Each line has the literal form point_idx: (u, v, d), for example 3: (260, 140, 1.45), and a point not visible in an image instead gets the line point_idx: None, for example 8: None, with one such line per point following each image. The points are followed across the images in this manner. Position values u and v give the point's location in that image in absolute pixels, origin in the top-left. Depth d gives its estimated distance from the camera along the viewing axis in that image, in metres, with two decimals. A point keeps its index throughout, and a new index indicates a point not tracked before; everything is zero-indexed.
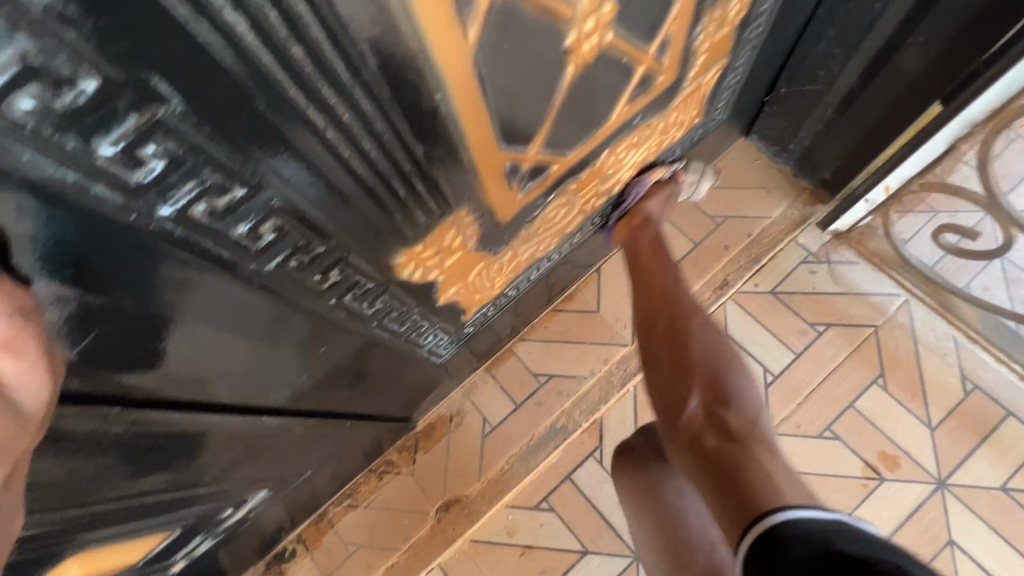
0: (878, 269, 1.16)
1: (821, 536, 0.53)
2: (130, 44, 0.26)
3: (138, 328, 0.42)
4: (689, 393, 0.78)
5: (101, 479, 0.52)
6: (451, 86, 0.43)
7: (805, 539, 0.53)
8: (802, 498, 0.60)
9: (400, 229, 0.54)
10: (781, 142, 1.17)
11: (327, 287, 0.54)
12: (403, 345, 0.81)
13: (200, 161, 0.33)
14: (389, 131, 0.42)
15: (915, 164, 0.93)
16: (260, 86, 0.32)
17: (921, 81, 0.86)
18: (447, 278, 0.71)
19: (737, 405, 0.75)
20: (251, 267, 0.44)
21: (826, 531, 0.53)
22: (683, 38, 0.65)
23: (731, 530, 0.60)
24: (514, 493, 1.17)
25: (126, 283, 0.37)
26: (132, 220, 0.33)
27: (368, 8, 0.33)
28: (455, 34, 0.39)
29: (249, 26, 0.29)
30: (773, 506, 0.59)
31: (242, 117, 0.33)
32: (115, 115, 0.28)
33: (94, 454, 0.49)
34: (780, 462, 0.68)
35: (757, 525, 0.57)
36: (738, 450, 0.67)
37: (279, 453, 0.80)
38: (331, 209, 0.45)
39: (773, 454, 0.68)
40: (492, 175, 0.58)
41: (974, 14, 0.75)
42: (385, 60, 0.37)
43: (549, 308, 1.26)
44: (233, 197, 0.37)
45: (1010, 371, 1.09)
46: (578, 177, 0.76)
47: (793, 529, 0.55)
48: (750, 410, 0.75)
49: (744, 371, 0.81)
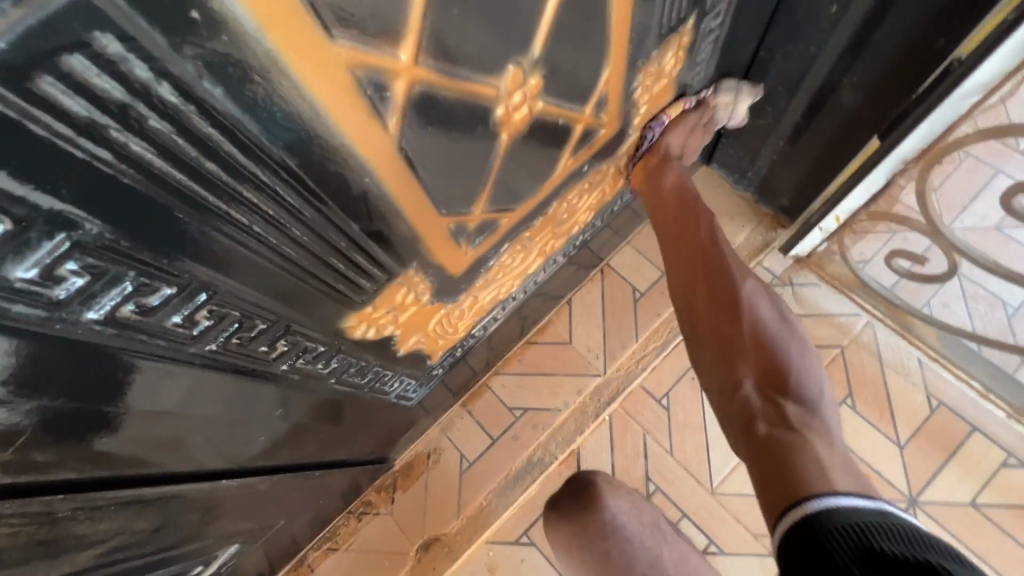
0: (840, 292, 1.19)
1: (864, 529, 0.54)
2: (37, 184, 0.28)
3: (76, 421, 0.43)
4: (740, 374, 0.77)
5: (50, 563, 0.51)
6: (378, 170, 0.45)
7: (848, 531, 0.55)
8: (852, 485, 0.61)
9: (346, 296, 0.56)
10: (740, 171, 1.20)
11: (276, 356, 0.56)
12: (367, 394, 0.82)
13: (123, 269, 0.35)
14: (318, 215, 0.44)
15: (859, 196, 0.97)
16: (176, 197, 0.34)
17: (858, 117, 0.89)
18: (404, 331, 0.73)
19: (793, 387, 0.74)
20: (192, 350, 0.45)
21: (870, 526, 0.54)
22: (620, 94, 0.68)
23: (772, 510, 0.63)
24: (493, 530, 1.17)
25: (58, 382, 0.38)
26: (58, 328, 0.35)
27: (278, 117, 0.36)
28: (374, 126, 0.41)
29: (155, 151, 0.31)
30: (816, 493, 0.60)
31: (163, 226, 0.35)
32: (30, 244, 0.30)
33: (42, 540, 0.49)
34: (837, 450, 0.67)
35: (792, 516, 0.60)
36: (795, 439, 0.67)
37: (247, 509, 0.80)
38: (269, 288, 0.47)
39: (826, 436, 0.69)
40: (437, 238, 0.60)
41: (897, 59, 0.78)
42: (304, 157, 0.39)
43: (522, 341, 1.27)
44: (163, 294, 0.39)
45: (971, 389, 1.11)
46: (532, 225, 0.78)
47: (837, 518, 0.56)
48: (807, 392, 0.74)
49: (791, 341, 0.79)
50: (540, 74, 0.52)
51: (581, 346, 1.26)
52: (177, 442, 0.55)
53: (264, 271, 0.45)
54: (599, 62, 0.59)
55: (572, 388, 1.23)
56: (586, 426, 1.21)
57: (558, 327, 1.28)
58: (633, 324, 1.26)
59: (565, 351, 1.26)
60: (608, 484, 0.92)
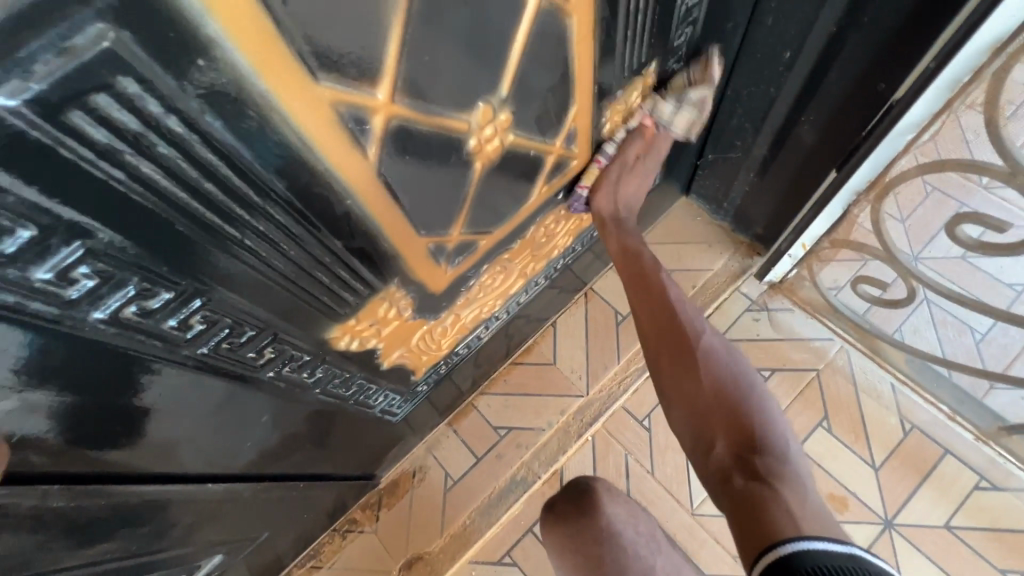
0: (812, 317, 1.24)
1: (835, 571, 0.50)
2: (62, 198, 0.34)
3: (76, 413, 0.47)
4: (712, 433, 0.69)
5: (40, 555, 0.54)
6: (359, 193, 0.51)
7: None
8: (819, 521, 0.56)
9: (328, 308, 0.61)
10: (716, 201, 1.27)
11: (264, 362, 0.60)
12: (352, 407, 0.86)
13: (128, 274, 0.40)
14: (304, 232, 0.50)
15: (821, 225, 1.05)
16: (178, 213, 0.40)
17: (818, 151, 0.96)
18: (387, 344, 0.77)
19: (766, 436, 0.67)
20: (185, 352, 0.50)
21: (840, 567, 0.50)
22: (589, 129, 0.75)
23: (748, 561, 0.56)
24: (476, 549, 1.18)
25: (63, 374, 0.43)
26: (68, 325, 0.40)
27: (270, 147, 0.41)
28: (355, 155, 0.47)
29: (162, 173, 0.37)
30: (784, 533, 0.55)
31: (165, 238, 0.40)
32: (50, 249, 0.35)
33: (35, 529, 0.52)
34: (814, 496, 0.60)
35: (767, 557, 0.54)
36: (770, 493, 0.60)
37: (232, 519, 0.82)
38: (258, 297, 0.52)
39: (798, 481, 0.62)
40: (416, 256, 0.65)
41: (846, 99, 0.86)
42: (292, 180, 0.45)
43: (508, 362, 1.31)
44: (161, 299, 0.44)
45: (940, 411, 1.15)
46: (510, 247, 0.84)
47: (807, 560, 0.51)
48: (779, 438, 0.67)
49: (749, 376, 0.73)
50: (509, 111, 0.59)
51: (564, 367, 1.30)
52: (169, 444, 0.59)
53: (252, 282, 0.50)
54: (566, 100, 0.66)
55: (556, 408, 1.26)
56: (569, 446, 1.24)
57: (543, 349, 1.32)
58: (616, 346, 1.30)
59: (549, 372, 1.30)
60: (607, 492, 0.92)
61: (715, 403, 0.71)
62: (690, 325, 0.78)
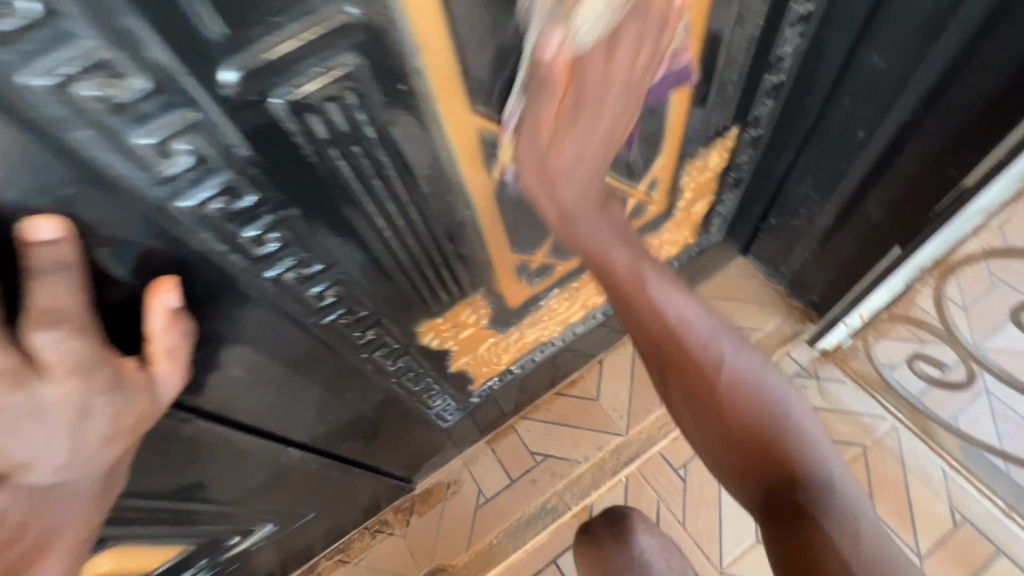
0: (863, 389, 1.22)
1: None
2: (280, 174, 0.45)
3: (221, 359, 0.56)
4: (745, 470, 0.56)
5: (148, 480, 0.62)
6: (477, 205, 0.60)
7: None
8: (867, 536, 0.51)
9: (424, 302, 0.69)
10: (774, 264, 1.29)
11: (363, 343, 0.68)
12: (415, 404, 0.93)
13: (300, 243, 0.50)
14: (427, 231, 0.59)
15: (880, 297, 1.09)
16: (347, 198, 0.50)
17: (884, 226, 1.00)
18: (459, 348, 0.84)
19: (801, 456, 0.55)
20: (314, 320, 0.58)
21: None
22: (669, 179, 0.83)
23: None
24: (499, 570, 1.20)
25: (228, 321, 0.52)
26: (249, 277, 0.49)
27: (425, 157, 0.52)
28: (483, 172, 0.56)
29: (347, 165, 0.47)
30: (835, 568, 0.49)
31: (332, 217, 0.50)
32: (259, 214, 0.45)
33: (152, 453, 0.61)
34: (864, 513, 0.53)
35: None
36: (815, 527, 0.51)
37: (292, 490, 0.89)
38: (378, 282, 0.60)
39: (844, 508, 0.52)
40: (504, 270, 0.73)
41: (914, 177, 0.90)
42: (431, 186, 0.54)
43: (551, 391, 1.35)
44: (314, 269, 0.53)
45: (994, 507, 1.10)
46: (579, 277, 0.91)
47: None
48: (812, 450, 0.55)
49: (777, 388, 0.58)
50: (608, 153, 0.67)
51: (606, 404, 1.33)
52: (265, 405, 0.67)
53: (376, 267, 0.58)
54: (655, 151, 0.74)
55: (593, 443, 1.29)
56: (602, 483, 1.25)
57: (587, 383, 1.35)
58: None
59: (591, 407, 1.33)
60: (641, 521, 0.94)
61: (748, 442, 0.56)
62: (697, 338, 0.59)
